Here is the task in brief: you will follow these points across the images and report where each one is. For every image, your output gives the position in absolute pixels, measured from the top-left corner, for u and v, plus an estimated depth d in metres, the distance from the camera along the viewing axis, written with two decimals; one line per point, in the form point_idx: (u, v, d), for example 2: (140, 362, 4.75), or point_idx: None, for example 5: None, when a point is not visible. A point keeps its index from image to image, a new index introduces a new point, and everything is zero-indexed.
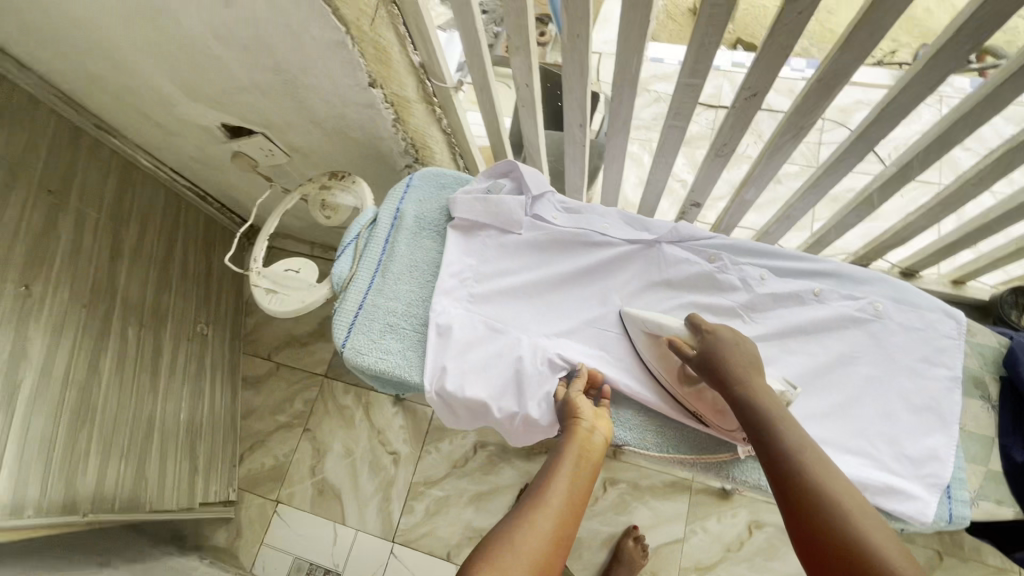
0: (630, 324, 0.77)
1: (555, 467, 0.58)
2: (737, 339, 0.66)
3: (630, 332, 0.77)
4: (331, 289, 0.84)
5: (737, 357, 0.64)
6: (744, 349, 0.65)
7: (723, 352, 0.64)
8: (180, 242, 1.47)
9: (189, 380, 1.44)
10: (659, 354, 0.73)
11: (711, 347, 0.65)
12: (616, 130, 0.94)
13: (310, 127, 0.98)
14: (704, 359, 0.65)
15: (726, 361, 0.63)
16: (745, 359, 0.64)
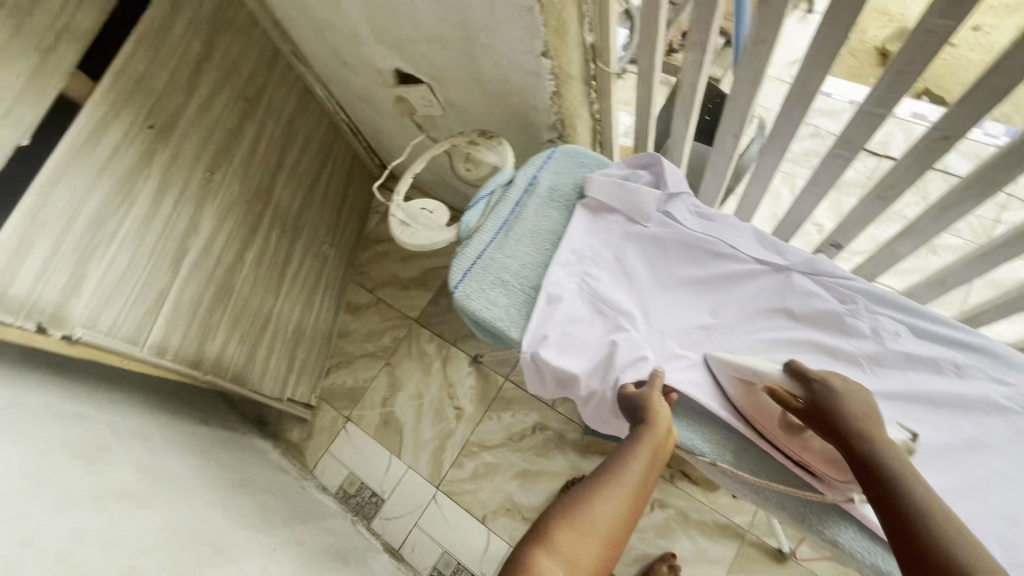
0: (717, 369, 0.73)
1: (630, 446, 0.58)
2: (849, 388, 0.64)
3: (718, 379, 0.73)
4: (457, 236, 0.90)
5: (854, 406, 0.62)
6: (861, 396, 0.63)
7: (836, 405, 0.62)
8: (329, 169, 1.64)
9: (305, 290, 1.61)
10: (751, 399, 0.70)
11: (825, 396, 0.63)
12: (772, 147, 0.91)
13: (473, 86, 1.04)
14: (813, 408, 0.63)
15: (845, 411, 0.61)
16: (863, 409, 0.61)
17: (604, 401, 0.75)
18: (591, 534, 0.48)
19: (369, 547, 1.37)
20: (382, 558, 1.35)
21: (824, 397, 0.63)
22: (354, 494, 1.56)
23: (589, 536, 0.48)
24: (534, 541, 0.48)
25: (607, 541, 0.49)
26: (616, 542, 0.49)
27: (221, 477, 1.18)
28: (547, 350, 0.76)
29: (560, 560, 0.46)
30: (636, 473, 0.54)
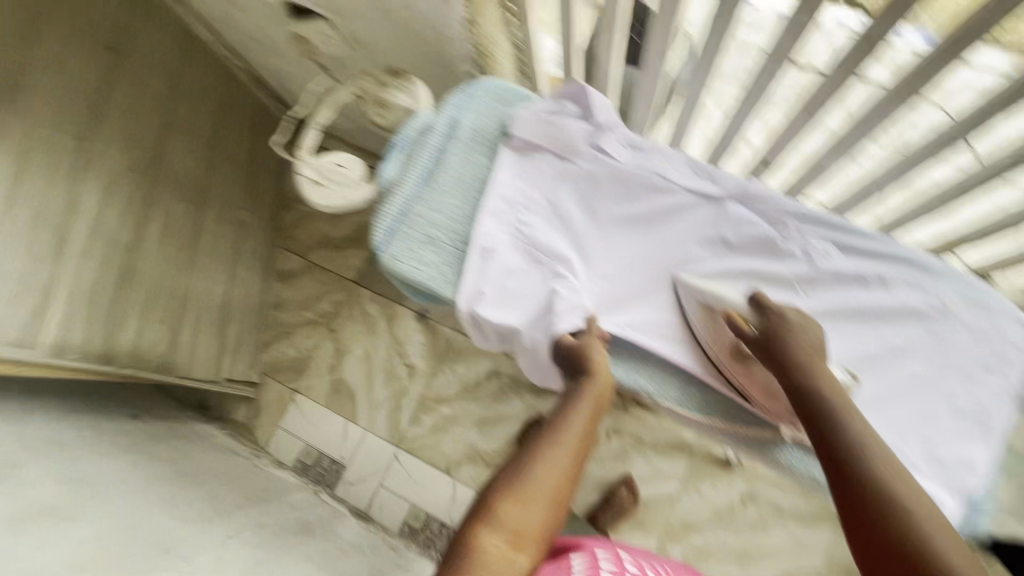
0: (684, 293, 0.73)
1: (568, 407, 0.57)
2: (802, 320, 0.67)
3: (680, 303, 0.74)
4: (375, 191, 0.82)
5: (807, 339, 0.65)
6: (811, 330, 0.66)
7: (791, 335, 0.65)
8: (231, 125, 1.46)
9: (225, 263, 1.48)
10: (709, 328, 0.72)
11: (782, 325, 0.66)
12: (702, 66, 0.85)
13: (376, 16, 0.92)
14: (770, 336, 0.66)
15: (796, 343, 0.64)
16: (812, 342, 0.65)
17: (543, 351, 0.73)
18: (536, 500, 0.48)
19: (335, 514, 1.36)
20: (350, 522, 1.35)
21: (782, 326, 0.66)
22: (313, 464, 1.53)
23: (534, 503, 0.48)
24: (479, 516, 0.47)
25: (551, 505, 0.49)
26: (559, 504, 0.50)
27: (158, 470, 1.12)
28: (484, 307, 0.73)
29: (506, 532, 0.45)
30: (577, 432, 0.54)
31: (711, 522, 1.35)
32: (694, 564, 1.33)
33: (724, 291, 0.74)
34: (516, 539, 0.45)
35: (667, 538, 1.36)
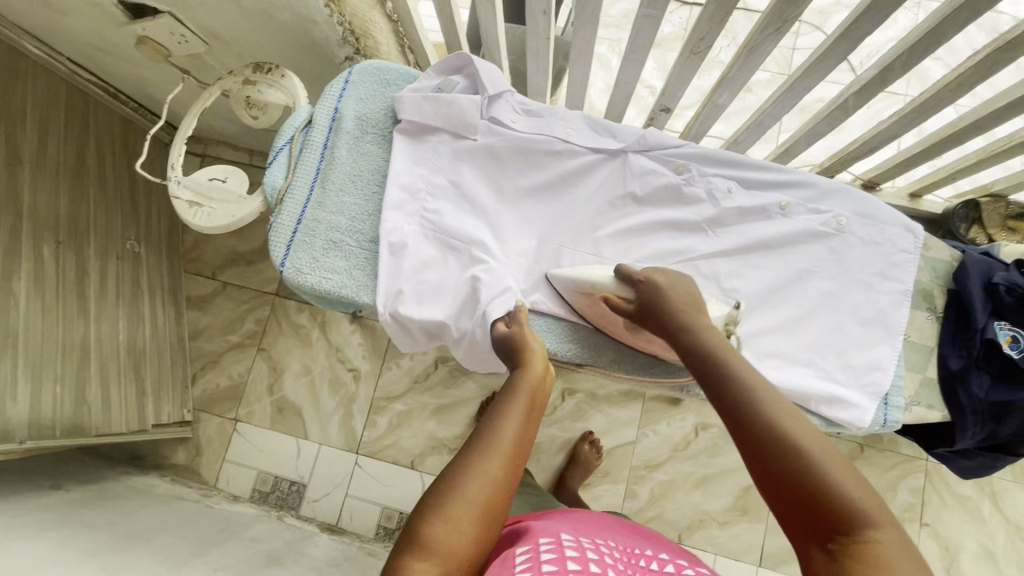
0: (558, 284, 0.72)
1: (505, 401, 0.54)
2: (672, 279, 0.61)
3: (559, 290, 0.72)
4: (264, 202, 0.75)
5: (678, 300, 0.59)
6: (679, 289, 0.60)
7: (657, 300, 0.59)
8: (94, 148, 1.29)
9: (124, 301, 1.34)
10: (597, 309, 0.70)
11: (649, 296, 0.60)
12: (585, 21, 0.82)
13: (227, 5, 0.82)
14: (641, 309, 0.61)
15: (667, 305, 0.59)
16: (685, 298, 0.59)
17: (474, 339, 0.71)
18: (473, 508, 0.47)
19: (303, 535, 1.32)
20: (321, 540, 1.31)
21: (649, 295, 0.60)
22: (270, 491, 1.47)
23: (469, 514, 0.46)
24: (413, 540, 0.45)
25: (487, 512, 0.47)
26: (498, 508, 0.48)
27: (105, 534, 1.02)
28: (405, 304, 0.71)
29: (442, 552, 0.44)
30: (513, 428, 0.51)
31: (671, 458, 1.42)
32: (662, 499, 1.40)
33: (639, 245, 0.75)
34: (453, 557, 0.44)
35: (634, 481, 1.42)
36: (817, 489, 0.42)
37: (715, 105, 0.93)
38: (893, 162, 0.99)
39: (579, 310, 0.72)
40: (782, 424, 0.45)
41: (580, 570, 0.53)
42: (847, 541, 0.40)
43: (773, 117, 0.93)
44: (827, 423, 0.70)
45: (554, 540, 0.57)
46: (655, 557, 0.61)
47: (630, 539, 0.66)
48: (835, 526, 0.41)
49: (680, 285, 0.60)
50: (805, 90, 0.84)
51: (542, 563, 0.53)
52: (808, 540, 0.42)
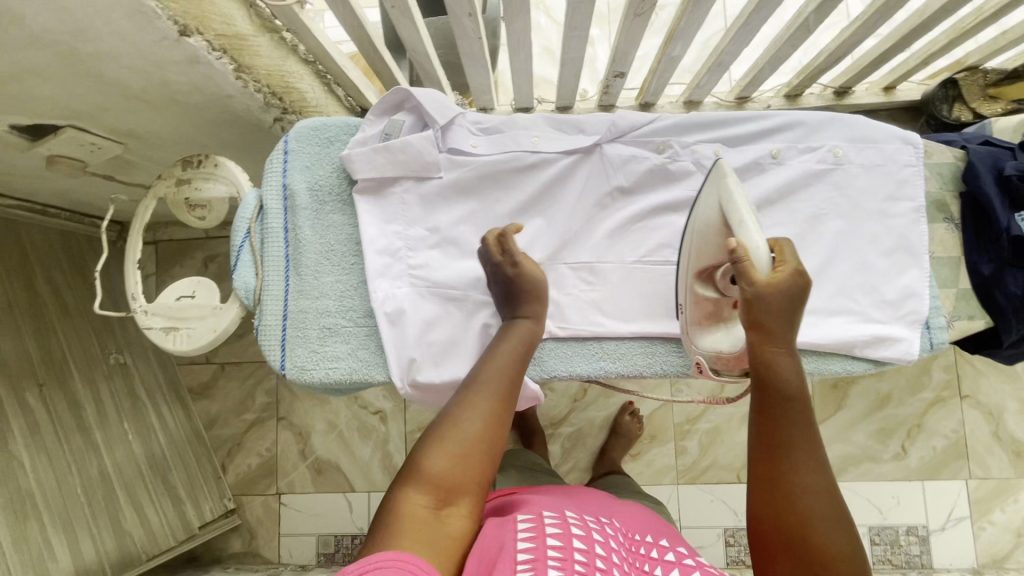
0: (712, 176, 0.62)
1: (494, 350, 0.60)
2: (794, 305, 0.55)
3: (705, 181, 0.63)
4: (242, 307, 0.69)
5: (784, 321, 0.54)
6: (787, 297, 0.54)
7: (771, 307, 0.54)
8: (40, 274, 1.21)
9: (128, 417, 1.28)
10: (714, 237, 0.60)
11: (767, 298, 0.54)
12: (515, 11, 0.75)
13: (132, 104, 0.74)
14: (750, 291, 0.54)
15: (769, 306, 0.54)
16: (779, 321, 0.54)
17: None
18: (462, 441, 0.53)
19: None
20: None
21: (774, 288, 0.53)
22: (334, 550, 1.45)
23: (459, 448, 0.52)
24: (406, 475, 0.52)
25: (474, 446, 0.53)
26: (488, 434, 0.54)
27: None
28: (422, 371, 0.67)
29: (430, 481, 0.50)
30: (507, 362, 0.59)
31: (712, 405, 1.42)
32: (712, 446, 1.40)
33: (640, 238, 0.71)
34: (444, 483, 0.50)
35: (681, 437, 1.41)
36: (831, 563, 0.47)
37: (670, 58, 0.87)
38: (864, 62, 0.94)
39: (694, 225, 0.63)
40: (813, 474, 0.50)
41: (586, 550, 0.48)
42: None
43: (733, 53, 0.87)
44: (875, 363, 0.68)
45: (558, 515, 0.53)
46: (654, 545, 0.60)
47: (632, 525, 0.65)
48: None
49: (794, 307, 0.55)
50: (762, 20, 0.78)
51: (546, 531, 0.50)
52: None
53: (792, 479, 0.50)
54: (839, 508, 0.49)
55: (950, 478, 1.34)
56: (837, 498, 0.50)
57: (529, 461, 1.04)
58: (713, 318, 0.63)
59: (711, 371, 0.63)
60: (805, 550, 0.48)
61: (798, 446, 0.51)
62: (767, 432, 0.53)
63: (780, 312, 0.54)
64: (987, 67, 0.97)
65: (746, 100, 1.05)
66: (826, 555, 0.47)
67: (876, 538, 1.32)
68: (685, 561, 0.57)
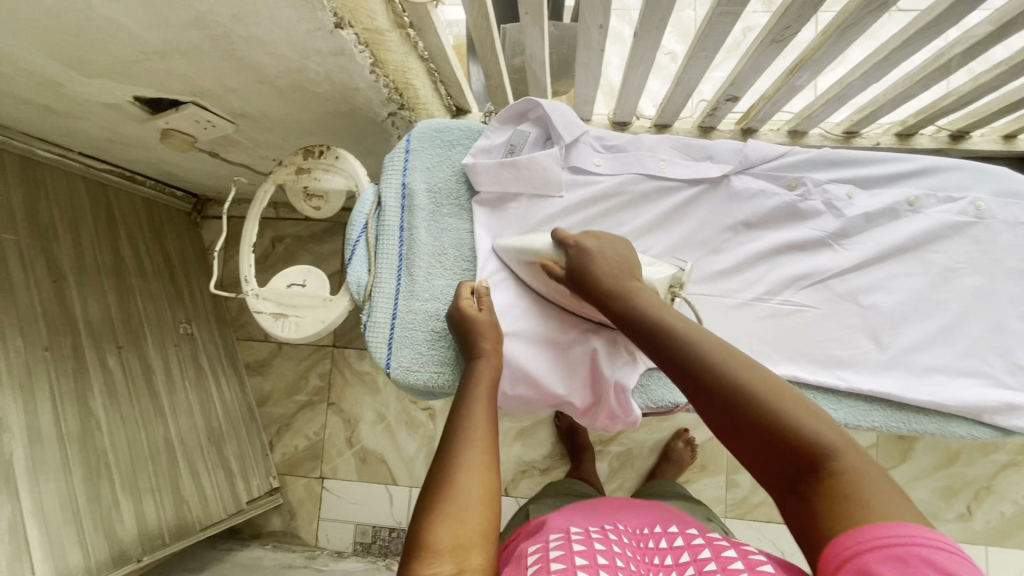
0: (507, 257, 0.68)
1: (467, 402, 0.57)
2: (605, 245, 0.61)
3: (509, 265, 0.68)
4: (352, 301, 0.70)
5: (609, 269, 0.59)
6: (612, 253, 0.60)
7: (580, 276, 0.59)
8: (125, 239, 1.25)
9: (191, 386, 1.31)
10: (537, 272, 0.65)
11: (575, 259, 0.60)
12: (648, 29, 0.73)
13: (259, 88, 0.75)
14: (571, 275, 0.60)
15: (595, 267, 0.59)
16: (613, 270, 0.59)
17: (602, 409, 0.66)
18: (470, 508, 0.49)
19: None
20: None
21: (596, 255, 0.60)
22: (371, 541, 1.45)
23: (468, 510, 0.48)
24: (412, 556, 0.46)
25: (483, 507, 0.49)
26: (488, 483, 0.51)
27: None
28: (520, 381, 0.66)
29: (439, 542, 0.46)
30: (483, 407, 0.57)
31: None
32: None
33: (760, 274, 0.68)
34: (456, 545, 0.46)
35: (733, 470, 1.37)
36: (799, 432, 0.43)
37: (793, 87, 0.84)
38: (991, 109, 0.90)
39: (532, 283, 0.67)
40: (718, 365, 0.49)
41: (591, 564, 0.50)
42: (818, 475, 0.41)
43: (858, 87, 0.84)
44: (1005, 433, 0.65)
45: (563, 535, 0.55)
46: (665, 535, 0.59)
47: (643, 523, 0.64)
48: (802, 463, 0.42)
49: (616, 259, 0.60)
50: (903, 57, 0.75)
51: (551, 560, 0.50)
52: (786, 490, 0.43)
53: (723, 368, 0.48)
54: (772, 376, 0.47)
55: (1016, 548, 1.28)
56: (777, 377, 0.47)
57: (567, 487, 1.04)
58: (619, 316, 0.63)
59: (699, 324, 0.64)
60: (771, 432, 0.44)
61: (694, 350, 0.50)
62: (683, 366, 0.51)
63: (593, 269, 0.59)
64: None
65: (853, 136, 1.02)
66: (788, 428, 0.43)
67: None
68: (693, 544, 0.54)
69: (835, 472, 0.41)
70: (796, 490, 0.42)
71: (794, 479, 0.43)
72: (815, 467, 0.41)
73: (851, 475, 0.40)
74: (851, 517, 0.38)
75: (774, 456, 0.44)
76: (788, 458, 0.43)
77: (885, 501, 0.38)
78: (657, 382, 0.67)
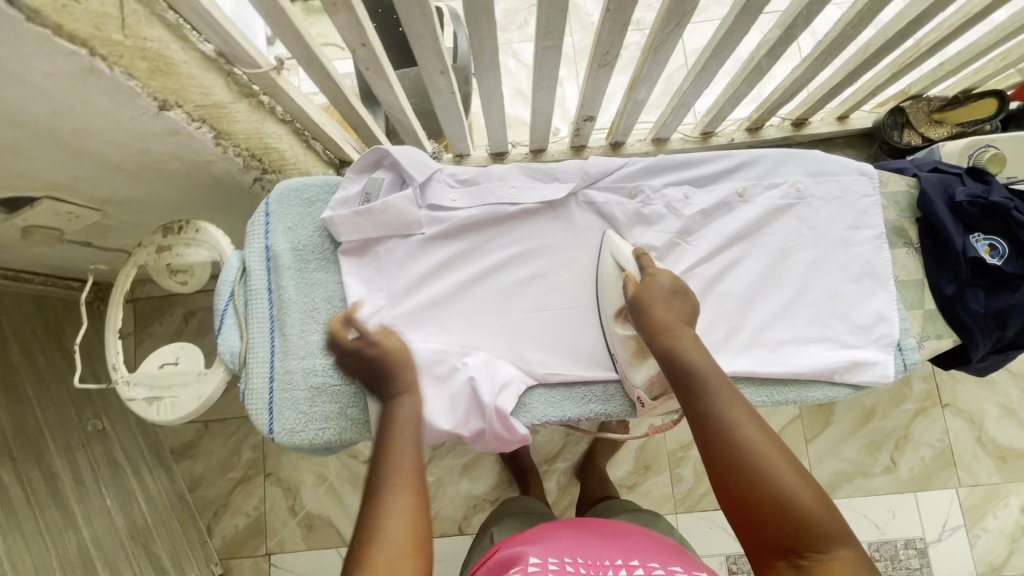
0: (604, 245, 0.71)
1: (389, 429, 0.55)
2: (674, 289, 0.63)
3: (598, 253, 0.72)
4: (227, 371, 0.69)
5: (671, 312, 0.61)
6: (675, 300, 0.62)
7: (654, 305, 0.61)
8: (11, 340, 1.13)
9: (107, 485, 1.22)
10: (613, 284, 0.68)
11: (647, 288, 0.62)
12: (485, 69, 0.77)
13: (111, 174, 0.73)
14: (640, 299, 0.62)
15: (653, 307, 0.61)
16: (677, 315, 0.61)
17: (487, 435, 0.68)
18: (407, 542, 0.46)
19: None
20: None
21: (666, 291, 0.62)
22: None
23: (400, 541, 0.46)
24: None
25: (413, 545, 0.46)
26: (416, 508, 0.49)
27: None
28: None
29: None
30: (407, 430, 0.55)
31: None
32: None
33: None
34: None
35: (676, 465, 1.37)
36: (811, 518, 0.45)
37: (636, 102, 0.91)
38: (817, 96, 0.99)
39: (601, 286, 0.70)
40: (746, 432, 0.51)
41: None
42: (818, 557, 0.44)
43: (693, 94, 0.91)
44: (856, 387, 0.71)
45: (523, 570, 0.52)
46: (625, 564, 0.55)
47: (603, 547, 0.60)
48: (806, 544, 0.45)
49: (675, 299, 0.62)
50: (721, 63, 0.83)
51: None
52: (778, 559, 0.46)
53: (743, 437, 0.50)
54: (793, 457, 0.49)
55: (941, 488, 1.34)
56: (799, 463, 0.49)
57: (525, 506, 1.04)
58: (641, 353, 0.66)
59: (650, 399, 0.67)
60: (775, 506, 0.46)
61: (726, 415, 0.52)
62: (704, 432, 0.53)
63: (671, 312, 0.61)
64: (930, 95, 1.05)
65: (710, 135, 1.11)
66: (798, 510, 0.46)
67: (913, 547, 1.31)
68: None
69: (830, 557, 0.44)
70: (794, 565, 0.45)
71: (793, 554, 0.45)
72: (811, 546, 0.44)
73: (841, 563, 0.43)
74: None
75: (770, 529, 0.46)
76: (788, 534, 0.45)
77: None
78: (535, 398, 0.70)
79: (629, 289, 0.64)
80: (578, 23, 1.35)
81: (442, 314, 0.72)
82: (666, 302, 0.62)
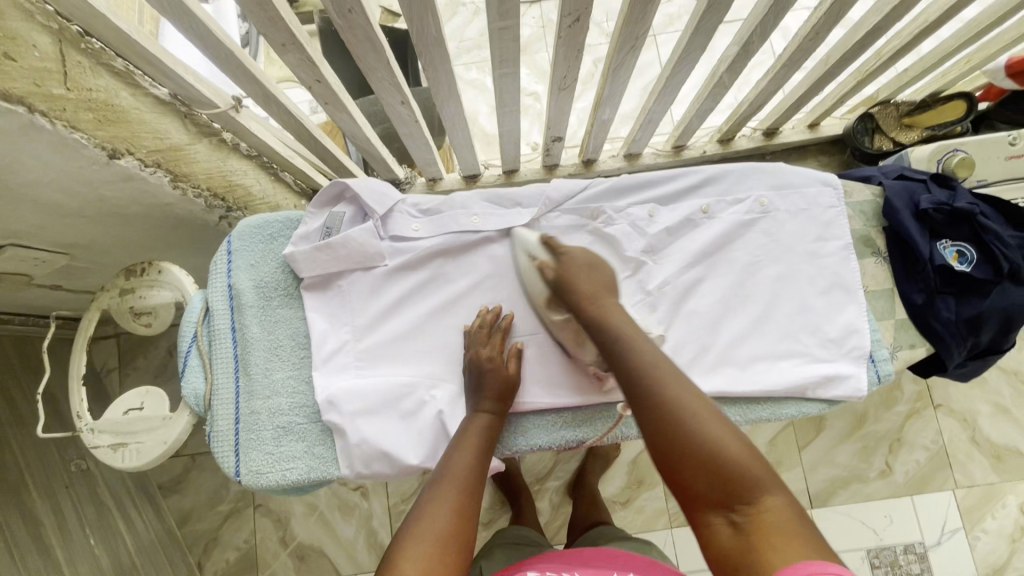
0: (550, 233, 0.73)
1: (461, 442, 0.60)
2: (589, 266, 0.66)
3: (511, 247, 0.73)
4: (192, 414, 0.68)
5: (587, 283, 0.63)
6: (590, 271, 0.65)
7: (574, 277, 0.64)
8: None
9: (90, 527, 1.16)
10: (529, 271, 0.70)
11: (565, 264, 0.66)
12: (445, 99, 0.77)
13: (72, 219, 0.72)
14: (557, 278, 0.65)
15: (575, 280, 0.64)
16: (596, 281, 0.64)
17: None
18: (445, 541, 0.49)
19: None
20: None
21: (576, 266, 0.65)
22: None
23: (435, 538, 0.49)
24: None
25: (450, 545, 0.49)
26: (463, 516, 0.52)
27: None
28: (362, 458, 0.66)
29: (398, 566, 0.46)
30: (472, 448, 0.60)
31: None
32: None
33: None
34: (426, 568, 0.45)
35: None
36: (738, 467, 0.45)
37: (601, 121, 0.91)
38: (785, 105, 0.99)
39: (521, 279, 0.72)
40: (670, 391, 0.51)
41: None
42: (749, 508, 0.44)
43: (659, 110, 0.91)
44: (831, 402, 0.70)
45: None
46: None
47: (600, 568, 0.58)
48: (736, 494, 0.45)
49: (589, 272, 0.65)
50: (682, 80, 0.83)
51: None
52: (712, 512, 0.46)
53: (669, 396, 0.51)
54: (716, 411, 0.50)
55: (938, 490, 1.32)
56: (726, 419, 0.49)
57: (517, 535, 1.02)
58: (577, 334, 0.69)
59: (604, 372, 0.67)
60: (702, 456, 0.47)
61: (652, 374, 0.53)
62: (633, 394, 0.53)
63: (587, 285, 0.63)
64: (898, 100, 1.05)
65: (682, 148, 1.11)
66: (727, 459, 0.46)
67: (916, 552, 1.29)
68: None
69: (760, 505, 0.44)
70: (728, 519, 0.45)
71: (726, 506, 0.45)
72: (741, 497, 0.44)
73: (771, 510, 0.43)
74: (778, 547, 0.40)
75: (700, 480, 0.46)
76: (717, 485, 0.45)
77: (791, 538, 0.41)
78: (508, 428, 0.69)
79: (546, 271, 0.67)
80: (548, 41, 1.35)
81: (409, 346, 0.71)
82: (585, 274, 0.65)
